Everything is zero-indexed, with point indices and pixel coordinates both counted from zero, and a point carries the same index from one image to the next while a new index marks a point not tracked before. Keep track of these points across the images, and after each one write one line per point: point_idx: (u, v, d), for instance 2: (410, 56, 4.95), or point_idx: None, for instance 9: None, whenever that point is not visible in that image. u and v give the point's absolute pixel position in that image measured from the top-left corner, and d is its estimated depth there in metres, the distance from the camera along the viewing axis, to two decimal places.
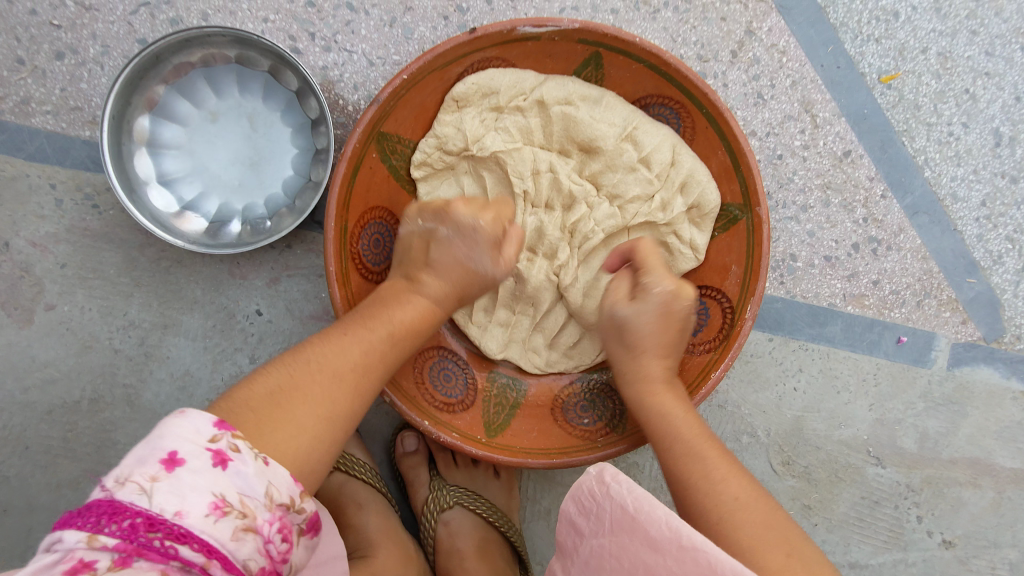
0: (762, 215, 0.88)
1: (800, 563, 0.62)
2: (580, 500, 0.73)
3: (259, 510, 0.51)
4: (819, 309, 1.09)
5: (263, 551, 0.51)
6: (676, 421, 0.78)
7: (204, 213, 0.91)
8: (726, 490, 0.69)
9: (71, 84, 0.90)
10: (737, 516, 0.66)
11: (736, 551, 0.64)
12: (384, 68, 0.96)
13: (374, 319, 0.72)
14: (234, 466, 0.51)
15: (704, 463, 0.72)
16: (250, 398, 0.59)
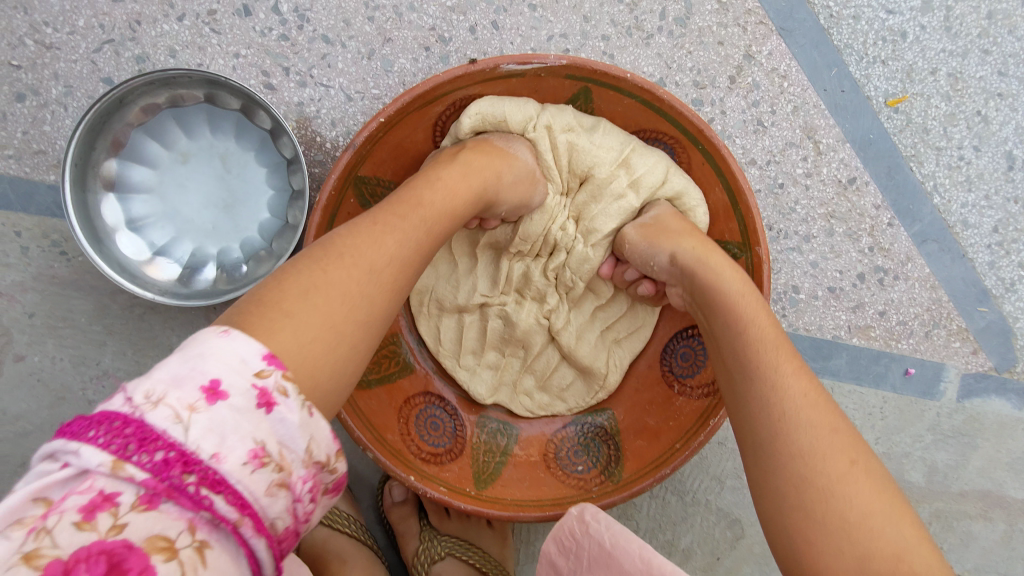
0: (762, 254, 0.83)
1: (865, 474, 0.55)
2: (561, 541, 0.78)
3: (296, 466, 0.41)
4: (823, 342, 1.04)
5: (292, 512, 0.42)
6: (727, 287, 0.71)
7: (176, 259, 0.87)
8: (794, 385, 0.60)
9: (33, 127, 0.86)
10: (804, 418, 0.58)
11: (799, 459, 0.56)
12: (363, 103, 0.91)
13: (409, 203, 0.61)
14: (280, 412, 0.41)
15: (773, 352, 0.63)
16: (283, 298, 0.47)
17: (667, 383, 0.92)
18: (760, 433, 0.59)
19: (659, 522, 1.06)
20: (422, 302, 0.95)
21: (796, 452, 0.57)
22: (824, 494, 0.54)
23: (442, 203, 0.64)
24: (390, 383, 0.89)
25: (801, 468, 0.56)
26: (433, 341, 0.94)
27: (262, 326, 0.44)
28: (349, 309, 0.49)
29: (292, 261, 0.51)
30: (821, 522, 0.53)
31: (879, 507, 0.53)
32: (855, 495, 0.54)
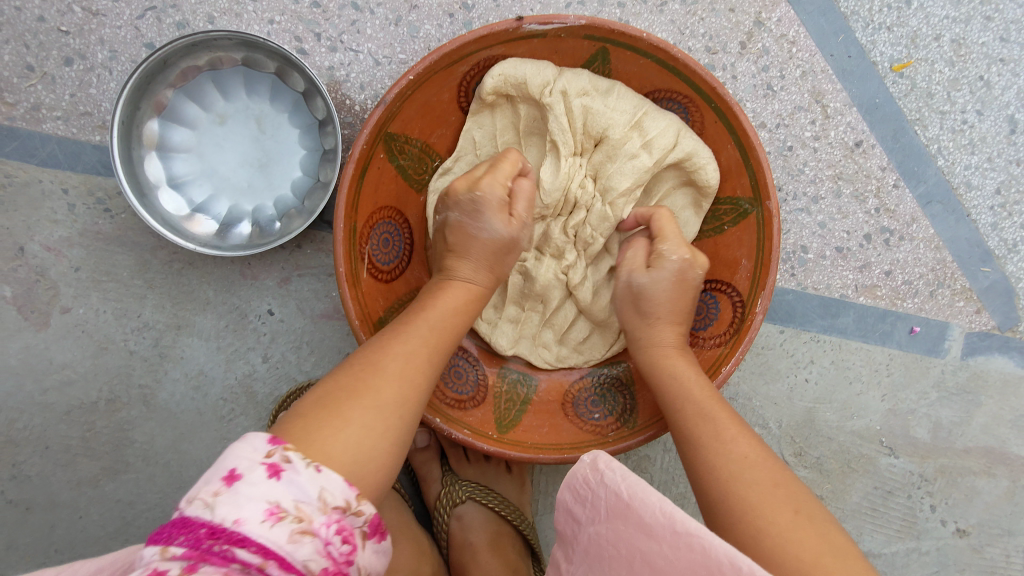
0: (772, 208, 0.87)
1: (808, 521, 0.61)
2: (575, 490, 0.78)
3: (315, 514, 0.50)
4: (831, 300, 1.08)
5: (324, 552, 0.50)
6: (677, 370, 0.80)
7: (214, 215, 0.92)
8: (736, 449, 0.69)
9: (80, 90, 0.90)
10: (747, 476, 0.66)
11: (741, 510, 0.64)
12: (390, 68, 0.95)
13: (440, 308, 0.75)
14: (291, 476, 0.51)
15: (715, 423, 0.73)
16: (355, 378, 0.63)
17: None
18: (710, 493, 0.67)
19: (671, 475, 1.10)
20: None
21: (742, 504, 0.64)
22: (778, 540, 0.60)
23: (459, 317, 0.76)
24: None
25: (745, 517, 0.63)
26: None
27: (331, 417, 0.58)
28: (386, 420, 0.61)
29: (362, 354, 0.67)
30: (780, 564, 0.58)
31: (825, 549, 0.58)
32: (803, 541, 0.59)
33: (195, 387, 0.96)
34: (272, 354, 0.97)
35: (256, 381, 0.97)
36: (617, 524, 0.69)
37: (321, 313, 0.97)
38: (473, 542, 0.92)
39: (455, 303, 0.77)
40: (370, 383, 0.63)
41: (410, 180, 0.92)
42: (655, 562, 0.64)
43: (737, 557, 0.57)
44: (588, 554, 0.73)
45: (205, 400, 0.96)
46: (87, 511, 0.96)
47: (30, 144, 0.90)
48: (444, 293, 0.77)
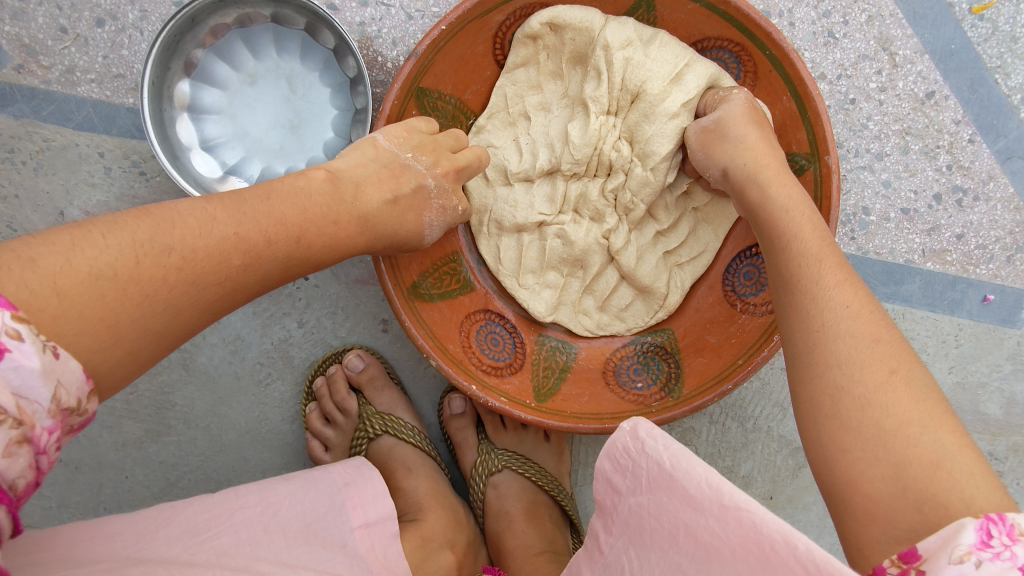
0: (831, 163, 0.81)
1: (904, 383, 0.57)
2: (615, 457, 0.68)
3: (41, 417, 0.44)
4: (894, 266, 1.01)
5: (34, 464, 0.45)
6: (772, 206, 0.70)
7: (247, 177, 0.90)
8: (837, 297, 0.63)
9: (113, 51, 0.90)
10: (845, 329, 0.61)
11: (837, 369, 0.59)
12: (423, 22, 0.92)
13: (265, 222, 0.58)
14: (13, 361, 0.42)
15: (820, 266, 0.65)
16: (74, 255, 0.48)
17: (729, 302, 0.92)
18: (801, 348, 0.62)
19: (718, 448, 1.05)
20: (482, 222, 0.93)
21: (834, 362, 0.60)
22: (860, 403, 0.57)
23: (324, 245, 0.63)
24: (451, 299, 0.90)
25: (838, 377, 0.59)
26: (494, 261, 0.93)
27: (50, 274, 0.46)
28: (97, 334, 0.47)
29: (118, 219, 0.51)
30: (856, 431, 0.56)
31: (916, 415, 0.55)
32: (891, 404, 0.56)
33: (232, 352, 0.96)
34: (308, 320, 0.97)
35: (292, 346, 0.97)
36: (660, 495, 0.63)
37: (356, 278, 0.96)
38: (509, 511, 0.90)
39: (333, 229, 0.64)
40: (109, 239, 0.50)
41: None
42: (703, 537, 0.58)
43: (791, 535, 0.51)
44: (630, 526, 0.67)
45: (243, 364, 0.97)
46: (132, 473, 0.97)
47: (66, 108, 0.90)
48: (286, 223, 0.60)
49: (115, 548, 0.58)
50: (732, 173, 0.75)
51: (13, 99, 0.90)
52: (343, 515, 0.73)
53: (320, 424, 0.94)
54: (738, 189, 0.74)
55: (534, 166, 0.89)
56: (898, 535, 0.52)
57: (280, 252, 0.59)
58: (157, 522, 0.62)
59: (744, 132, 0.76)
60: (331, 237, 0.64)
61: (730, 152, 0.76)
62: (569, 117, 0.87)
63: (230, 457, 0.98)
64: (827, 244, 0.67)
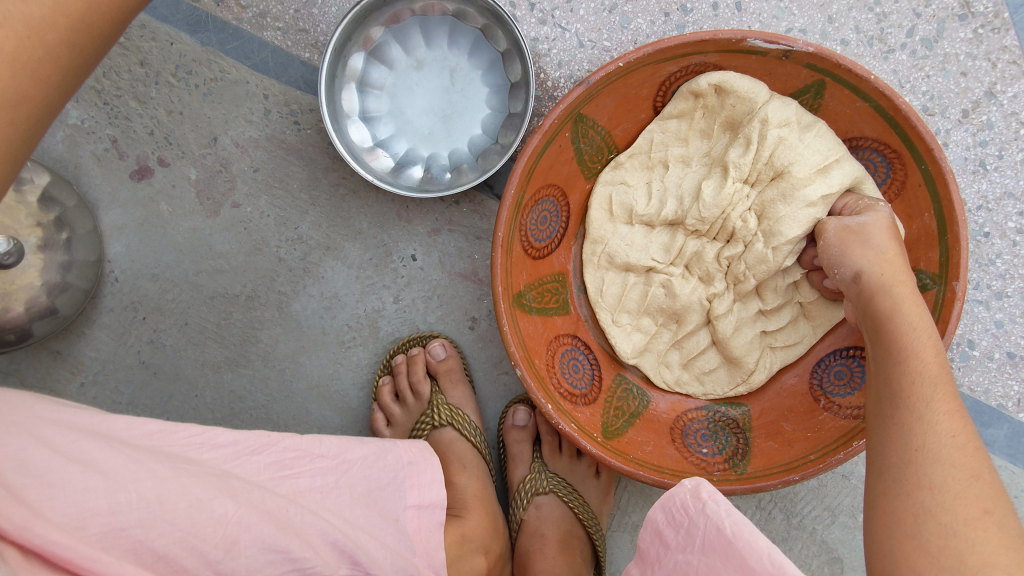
0: (957, 290, 0.80)
1: (997, 527, 0.52)
2: (670, 511, 0.71)
3: None
4: (985, 407, 0.99)
5: None
6: (895, 320, 0.70)
7: (392, 153, 0.96)
8: (944, 424, 0.59)
9: (305, 8, 0.96)
10: (945, 456, 0.57)
11: (927, 492, 0.55)
12: (592, 52, 0.95)
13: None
14: None
15: (934, 389, 0.62)
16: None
17: (813, 396, 0.92)
18: (893, 462, 0.59)
19: None
20: (594, 252, 0.95)
21: (926, 484, 0.56)
22: (945, 531, 0.53)
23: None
24: (547, 316, 0.92)
25: (927, 501, 0.55)
26: (595, 291, 0.95)
27: None
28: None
29: None
30: (933, 558, 0.51)
31: (1003, 560, 0.50)
32: (978, 541, 0.51)
33: (326, 307, 1.00)
34: (403, 298, 1.00)
35: (381, 318, 1.01)
36: (713, 559, 0.62)
37: (459, 272, 1.00)
38: (544, 533, 0.91)
39: None
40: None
41: (583, 166, 0.92)
42: None
43: None
44: None
45: (332, 322, 1.01)
46: (202, 393, 1.01)
47: (248, 47, 0.97)
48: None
49: (216, 458, 0.63)
50: (866, 277, 0.75)
51: (205, 27, 0.97)
52: (401, 491, 0.75)
53: (389, 399, 0.97)
54: (867, 294, 0.74)
55: (660, 213, 0.90)
56: None
57: None
58: (253, 446, 0.66)
59: (887, 245, 0.77)
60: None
61: (869, 258, 0.76)
62: (705, 175, 0.88)
63: (294, 405, 1.01)
64: (944, 371, 0.64)
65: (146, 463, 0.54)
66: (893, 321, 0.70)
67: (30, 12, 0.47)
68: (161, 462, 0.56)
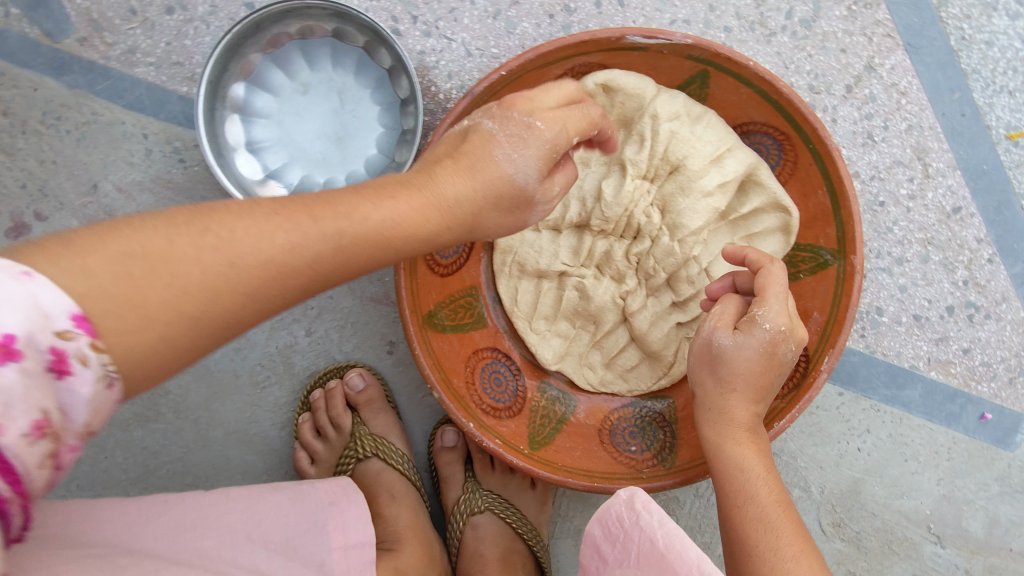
0: (855, 264, 0.82)
1: (810, 553, 0.59)
2: (606, 526, 0.70)
3: (71, 436, 0.45)
4: (898, 370, 1.02)
5: (53, 466, 0.44)
6: (702, 432, 0.73)
7: (286, 183, 0.91)
8: (752, 468, 0.67)
9: (177, 39, 0.92)
10: (760, 499, 0.64)
11: (756, 536, 0.61)
12: (481, 61, 0.94)
13: (330, 209, 0.54)
14: (70, 387, 0.44)
15: (738, 437, 0.70)
16: (95, 251, 0.46)
17: None
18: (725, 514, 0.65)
19: (698, 522, 1.05)
20: (505, 262, 0.94)
21: (754, 528, 0.61)
22: (773, 567, 0.58)
23: (380, 223, 0.55)
24: (463, 332, 0.91)
25: (757, 544, 0.60)
26: (510, 301, 0.94)
27: (58, 263, 0.44)
28: (123, 315, 0.46)
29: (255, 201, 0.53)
30: None
31: None
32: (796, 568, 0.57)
33: (236, 349, 0.96)
34: (316, 329, 0.97)
35: (295, 353, 0.97)
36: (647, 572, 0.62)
37: (370, 297, 0.97)
38: (483, 553, 0.90)
39: None
40: (43, 271, 0.44)
41: None
42: None
43: None
44: None
45: (244, 363, 0.97)
46: (113, 454, 0.96)
47: (120, 86, 0.92)
48: (151, 229, 0.49)
49: (109, 533, 0.61)
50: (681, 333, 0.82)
51: (71, 70, 0.92)
52: (323, 534, 0.71)
53: (311, 436, 0.94)
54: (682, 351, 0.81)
55: (564, 217, 0.90)
56: None
57: (330, 231, 0.53)
58: (145, 516, 0.64)
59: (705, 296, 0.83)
60: (398, 216, 0.55)
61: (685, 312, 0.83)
62: (605, 174, 0.88)
63: (213, 454, 0.97)
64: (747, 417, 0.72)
65: (16, 554, 0.50)
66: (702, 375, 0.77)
67: (242, 255, 0.50)
68: (36, 550, 0.52)
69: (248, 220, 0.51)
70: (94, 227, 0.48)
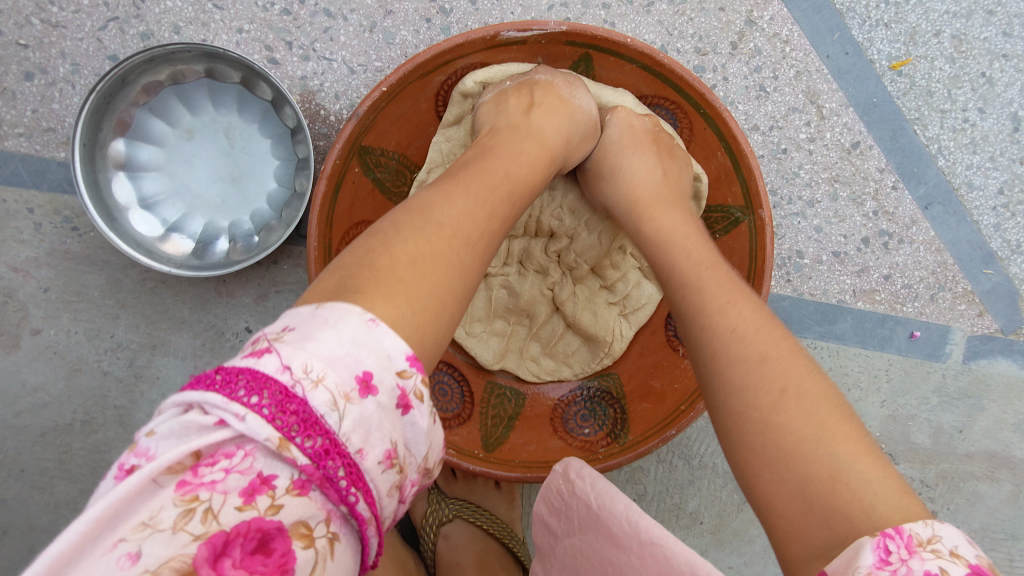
0: (764, 217, 0.83)
1: (797, 400, 0.51)
2: (550, 499, 0.79)
3: (411, 467, 0.44)
4: (827, 306, 1.05)
5: (396, 508, 0.44)
6: (695, 282, 0.62)
7: (189, 234, 0.89)
8: (723, 322, 0.57)
9: (43, 105, 0.88)
10: (734, 355, 0.55)
11: (733, 396, 0.53)
12: (366, 76, 0.92)
13: (492, 176, 0.63)
14: (409, 416, 0.43)
15: (704, 294, 0.60)
16: (393, 264, 0.48)
17: (671, 347, 0.93)
18: (700, 378, 0.57)
19: (665, 485, 1.07)
20: None
21: (728, 390, 0.54)
22: (761, 427, 0.51)
23: (524, 172, 0.67)
24: None
25: (737, 405, 0.53)
26: None
27: (379, 292, 0.45)
28: (431, 308, 0.48)
29: (484, 167, 0.64)
30: (761, 455, 0.50)
31: (810, 429, 0.49)
32: (788, 421, 0.50)
33: None
34: None
35: None
36: (589, 533, 0.70)
37: None
38: (460, 560, 0.90)
39: None
40: (381, 314, 0.44)
41: (388, 193, 0.89)
42: None
43: (697, 566, 0.58)
44: (564, 565, 0.73)
45: None
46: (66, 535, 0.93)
47: None
48: (413, 241, 0.50)
49: None
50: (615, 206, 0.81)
51: None
52: None
53: None
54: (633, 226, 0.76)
55: None
56: (817, 551, 0.46)
57: (506, 191, 0.62)
58: None
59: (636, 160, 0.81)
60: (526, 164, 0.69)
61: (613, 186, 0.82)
62: None
63: None
64: (707, 265, 0.63)
65: None
66: (655, 238, 0.71)
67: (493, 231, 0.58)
68: None
69: (457, 207, 0.56)
70: (380, 258, 0.48)
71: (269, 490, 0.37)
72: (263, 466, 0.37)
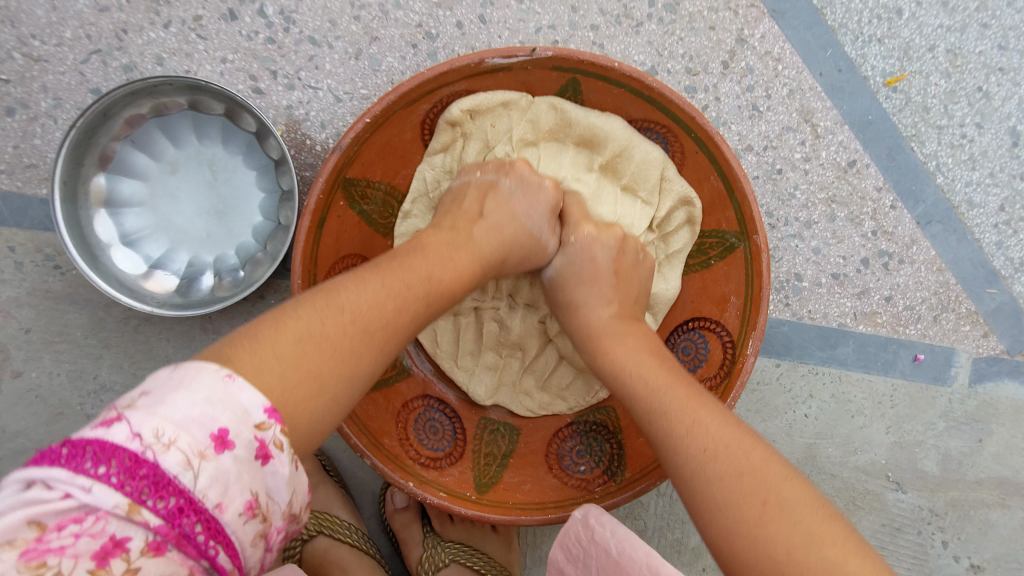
0: (760, 242, 0.81)
1: (780, 509, 0.54)
2: (565, 545, 0.78)
3: (276, 515, 0.46)
4: (829, 330, 1.03)
5: (262, 558, 0.46)
6: (665, 406, 0.63)
7: (174, 270, 0.87)
8: (696, 442, 0.59)
9: (24, 141, 0.87)
10: (712, 473, 0.57)
11: (719, 514, 0.55)
12: (352, 104, 0.91)
13: (412, 273, 0.63)
14: (270, 468, 0.45)
15: (671, 418, 0.62)
16: (277, 340, 0.50)
17: None
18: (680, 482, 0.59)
19: (667, 520, 1.04)
20: None
21: (713, 506, 0.56)
22: (751, 541, 0.53)
23: (449, 279, 0.67)
24: (387, 388, 0.88)
25: (723, 521, 0.55)
26: (432, 344, 0.94)
27: (248, 363, 0.47)
28: (304, 387, 0.49)
29: (398, 269, 0.63)
30: (759, 570, 0.52)
31: (799, 538, 0.52)
32: (777, 534, 0.53)
33: None
34: None
35: None
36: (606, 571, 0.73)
37: None
38: None
39: None
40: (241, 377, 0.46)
41: (375, 225, 0.88)
42: None
43: None
44: None
45: None
46: None
47: None
48: (300, 318, 0.53)
49: None
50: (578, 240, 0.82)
51: None
52: None
53: None
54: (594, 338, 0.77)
55: None
56: None
57: (421, 294, 0.62)
58: None
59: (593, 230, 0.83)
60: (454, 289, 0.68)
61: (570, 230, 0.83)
62: None
63: None
64: (674, 383, 0.65)
65: None
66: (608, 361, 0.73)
67: (388, 313, 0.58)
68: None
69: (349, 293, 0.57)
70: (266, 331, 0.51)
71: (124, 553, 0.38)
72: (115, 530, 0.38)
